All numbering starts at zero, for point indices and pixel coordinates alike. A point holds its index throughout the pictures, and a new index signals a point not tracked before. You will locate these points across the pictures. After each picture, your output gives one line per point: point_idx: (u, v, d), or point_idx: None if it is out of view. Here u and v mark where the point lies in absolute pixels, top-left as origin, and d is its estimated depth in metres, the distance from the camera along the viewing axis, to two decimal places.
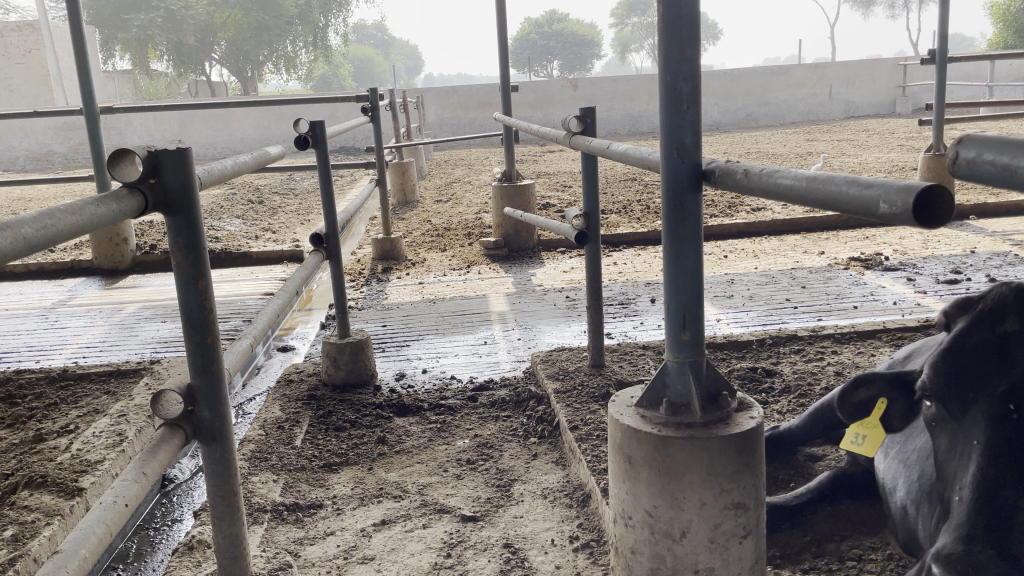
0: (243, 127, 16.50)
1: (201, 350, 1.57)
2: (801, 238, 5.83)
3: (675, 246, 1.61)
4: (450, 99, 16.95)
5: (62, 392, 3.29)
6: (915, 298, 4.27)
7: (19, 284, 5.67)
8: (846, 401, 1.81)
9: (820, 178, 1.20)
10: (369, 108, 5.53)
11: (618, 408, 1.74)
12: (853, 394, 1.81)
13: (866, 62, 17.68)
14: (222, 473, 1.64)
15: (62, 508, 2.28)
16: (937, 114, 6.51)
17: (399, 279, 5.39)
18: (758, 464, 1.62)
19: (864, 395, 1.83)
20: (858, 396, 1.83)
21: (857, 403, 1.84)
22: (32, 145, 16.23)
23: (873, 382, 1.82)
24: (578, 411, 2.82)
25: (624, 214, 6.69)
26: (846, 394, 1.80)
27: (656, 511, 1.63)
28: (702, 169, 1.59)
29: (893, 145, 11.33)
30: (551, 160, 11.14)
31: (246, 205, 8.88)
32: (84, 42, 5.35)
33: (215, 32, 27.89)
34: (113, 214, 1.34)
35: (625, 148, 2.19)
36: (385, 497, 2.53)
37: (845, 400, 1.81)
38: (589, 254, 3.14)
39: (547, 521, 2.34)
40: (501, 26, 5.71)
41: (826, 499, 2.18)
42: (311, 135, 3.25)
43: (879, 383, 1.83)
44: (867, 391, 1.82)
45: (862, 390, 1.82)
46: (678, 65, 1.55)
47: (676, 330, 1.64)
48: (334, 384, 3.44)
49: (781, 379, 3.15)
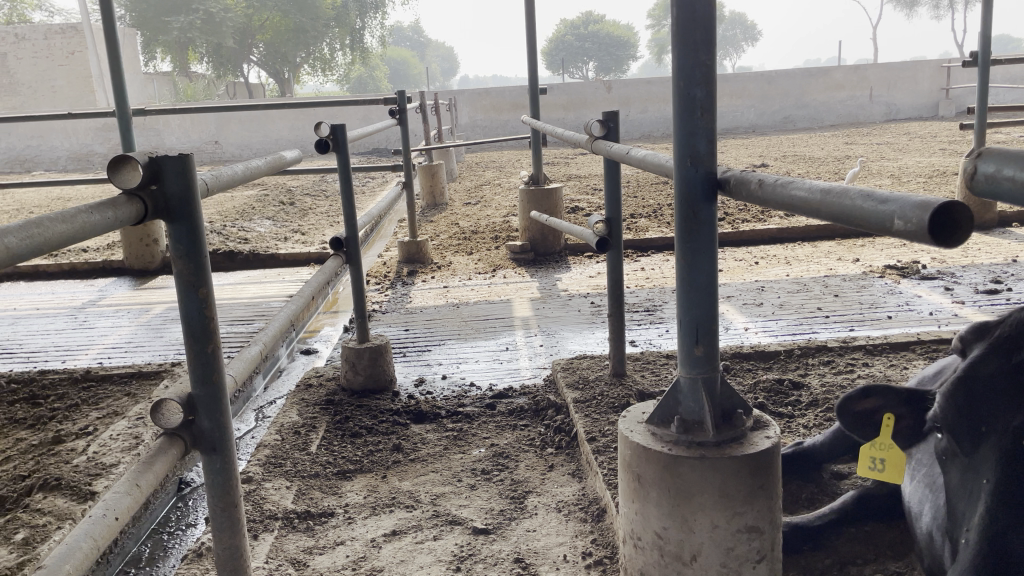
0: (278, 129, 16.66)
1: (201, 359, 1.54)
2: (835, 244, 5.70)
3: (687, 257, 1.55)
4: (483, 101, 16.94)
5: (83, 393, 3.31)
6: (952, 308, 4.14)
7: (52, 284, 5.75)
8: (849, 409, 1.77)
9: (835, 190, 1.13)
10: (397, 110, 5.51)
11: (629, 425, 1.68)
12: (857, 403, 1.76)
13: (907, 64, 17.31)
14: (222, 485, 1.61)
15: (74, 512, 2.28)
16: (979, 119, 6.32)
17: (424, 282, 5.36)
18: (773, 486, 1.55)
19: (870, 406, 1.77)
20: (863, 405, 1.77)
21: (863, 412, 1.78)
22: (74, 145, 16.55)
23: (882, 394, 1.77)
24: (596, 422, 2.76)
25: (653, 219, 6.60)
26: (850, 401, 1.75)
27: (665, 533, 1.57)
28: (717, 177, 1.52)
29: (934, 149, 11.07)
30: (583, 163, 11.05)
31: (278, 207, 8.94)
32: (117, 44, 5.40)
33: (253, 35, 28.28)
34: (109, 221, 1.32)
35: (644, 153, 2.12)
36: (397, 507, 2.50)
37: (848, 408, 1.77)
38: (611, 261, 3.08)
39: (559, 535, 2.28)
40: (530, 28, 5.66)
41: (849, 521, 2.10)
42: (332, 138, 3.23)
43: (888, 397, 1.78)
44: (873, 402, 1.77)
45: (868, 400, 1.76)
46: (693, 69, 1.49)
47: (690, 344, 1.58)
48: (352, 390, 3.43)
49: (807, 392, 3.06)
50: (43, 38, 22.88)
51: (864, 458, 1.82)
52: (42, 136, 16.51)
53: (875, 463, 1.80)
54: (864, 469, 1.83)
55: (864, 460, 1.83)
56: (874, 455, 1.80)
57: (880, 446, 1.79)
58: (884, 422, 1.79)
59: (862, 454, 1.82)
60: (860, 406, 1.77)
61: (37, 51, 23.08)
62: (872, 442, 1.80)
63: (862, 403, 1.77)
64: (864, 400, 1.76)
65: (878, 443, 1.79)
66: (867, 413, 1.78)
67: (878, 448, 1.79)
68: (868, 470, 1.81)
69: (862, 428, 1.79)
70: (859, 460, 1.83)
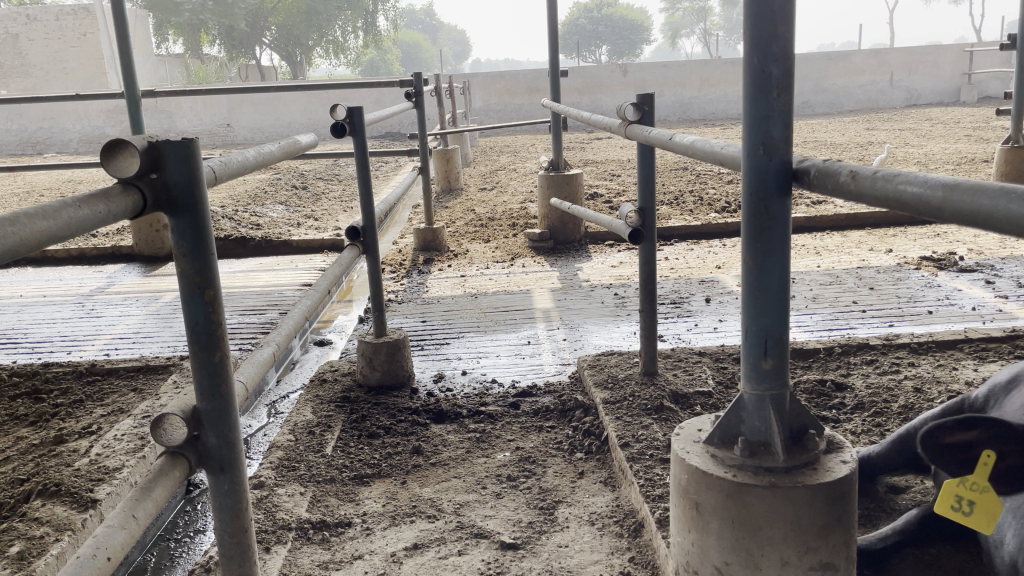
0: (290, 113, 16.51)
1: (207, 370, 1.37)
2: (866, 234, 5.48)
3: (756, 259, 1.37)
4: (497, 84, 16.73)
5: (88, 388, 3.16)
6: (996, 303, 3.94)
7: (60, 270, 5.61)
8: (935, 441, 1.44)
9: (963, 187, 0.97)
10: (413, 92, 5.27)
11: (684, 445, 1.50)
12: (947, 435, 1.43)
13: (930, 47, 16.91)
14: (231, 506, 1.45)
15: (74, 522, 2.13)
16: (1017, 105, 6.08)
17: (441, 270, 5.19)
18: (850, 518, 1.38)
19: (964, 439, 1.43)
20: (956, 437, 1.43)
21: (954, 445, 1.44)
22: (86, 127, 16.48)
23: (982, 427, 1.41)
24: (629, 426, 2.59)
25: (676, 206, 6.38)
26: (935, 434, 1.43)
27: (727, 569, 1.40)
28: (794, 167, 1.34)
29: (959, 135, 10.83)
30: (599, 148, 10.86)
31: (290, 191, 8.80)
32: (124, 20, 5.19)
33: (265, 17, 28.16)
34: (100, 216, 1.15)
35: (692, 139, 1.90)
36: (418, 517, 2.33)
37: (934, 440, 1.44)
38: (644, 254, 2.87)
39: (594, 552, 2.12)
40: (553, 7, 5.43)
41: (915, 542, 1.89)
42: (349, 122, 3.04)
43: (992, 430, 1.41)
44: (969, 435, 1.42)
45: (962, 433, 1.42)
46: (769, 44, 1.31)
47: (756, 357, 1.40)
48: (369, 386, 3.26)
49: (852, 394, 2.88)
50: (54, 19, 22.75)
51: (946, 495, 1.50)
52: (52, 118, 16.38)
53: (961, 503, 1.48)
54: (941, 506, 1.51)
55: (943, 496, 1.51)
56: (961, 494, 1.48)
57: (972, 485, 1.46)
58: (982, 461, 1.43)
59: (946, 490, 1.50)
60: (952, 438, 1.43)
61: (49, 32, 22.97)
62: (963, 479, 1.47)
63: (955, 435, 1.43)
64: (958, 431, 1.42)
65: (969, 482, 1.46)
66: (959, 446, 1.44)
67: (968, 487, 1.47)
68: (949, 510, 1.49)
69: (950, 467, 1.45)
70: (939, 496, 1.51)
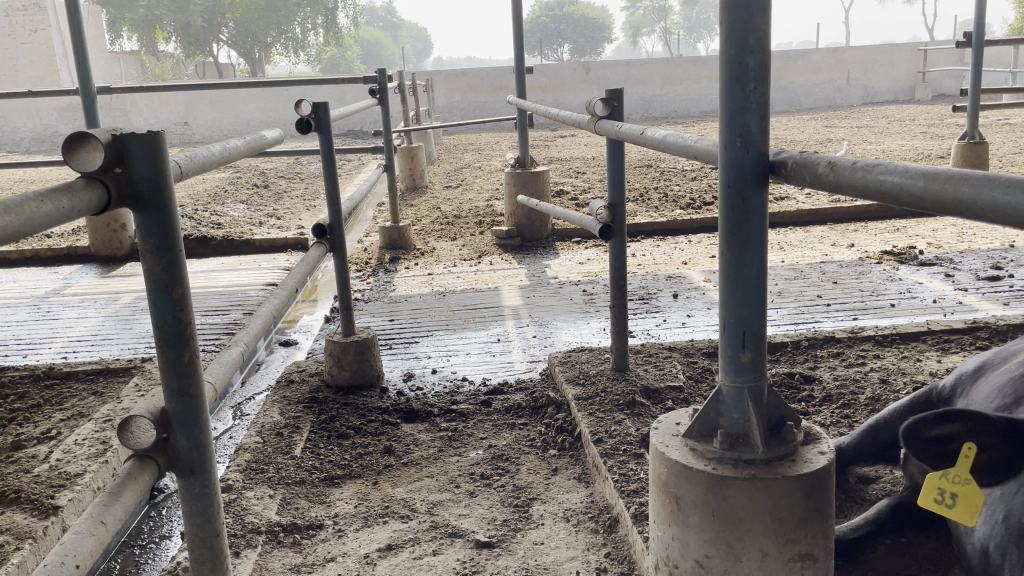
0: (250, 110, 16.26)
1: (176, 370, 1.32)
2: (828, 229, 5.56)
3: (733, 251, 1.36)
4: (460, 82, 16.68)
5: (46, 392, 3.07)
6: (955, 296, 4.02)
7: (14, 272, 5.45)
8: (916, 436, 1.42)
9: (945, 176, 0.97)
10: (377, 89, 5.21)
11: (663, 438, 1.49)
12: (929, 429, 1.41)
13: (885, 46, 17.22)
14: (202, 510, 1.41)
15: (35, 529, 2.07)
16: (972, 102, 6.21)
17: (407, 269, 5.14)
18: (827, 508, 1.38)
19: (944, 432, 1.42)
20: (937, 430, 1.41)
21: (934, 438, 1.43)
22: (37, 126, 16.07)
23: (963, 420, 1.40)
24: (602, 422, 2.58)
25: (641, 203, 6.41)
26: (918, 428, 1.41)
27: (708, 562, 1.39)
28: (770, 159, 1.34)
29: (914, 133, 11.06)
30: (562, 145, 10.87)
31: (251, 190, 8.65)
32: (78, 14, 5.04)
33: (222, 13, 27.69)
34: (63, 211, 1.10)
35: (664, 133, 1.90)
36: (391, 518, 2.30)
37: (915, 435, 1.42)
38: (613, 250, 2.87)
39: (570, 549, 2.11)
40: (517, 3, 5.41)
41: (887, 532, 1.92)
42: (314, 117, 2.99)
43: (970, 423, 1.41)
44: (949, 428, 1.41)
45: (943, 426, 1.41)
46: (746, 36, 1.31)
47: (735, 349, 1.40)
48: (337, 386, 3.21)
49: (820, 387, 2.91)
50: (3, 15, 22.12)
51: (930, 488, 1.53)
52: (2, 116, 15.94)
53: (943, 495, 1.50)
54: (925, 499, 1.53)
55: (927, 489, 1.53)
56: (944, 487, 1.50)
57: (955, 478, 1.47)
58: (963, 453, 1.44)
59: (929, 483, 1.52)
60: (933, 432, 1.42)
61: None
62: (945, 472, 1.48)
63: (936, 429, 1.41)
64: (939, 425, 1.41)
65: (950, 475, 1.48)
66: (940, 439, 1.43)
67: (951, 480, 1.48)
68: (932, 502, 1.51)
69: (932, 461, 1.45)
70: (923, 489, 1.53)
